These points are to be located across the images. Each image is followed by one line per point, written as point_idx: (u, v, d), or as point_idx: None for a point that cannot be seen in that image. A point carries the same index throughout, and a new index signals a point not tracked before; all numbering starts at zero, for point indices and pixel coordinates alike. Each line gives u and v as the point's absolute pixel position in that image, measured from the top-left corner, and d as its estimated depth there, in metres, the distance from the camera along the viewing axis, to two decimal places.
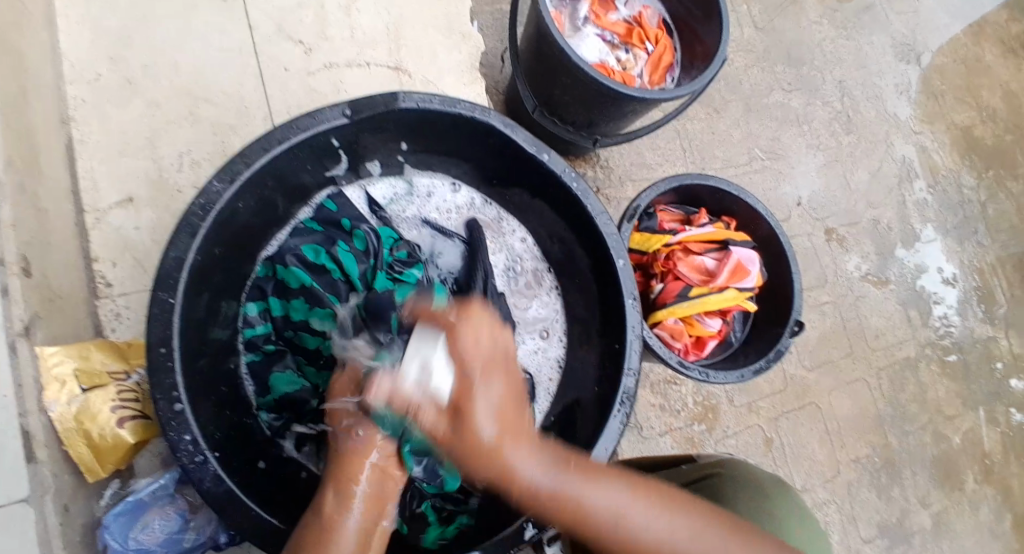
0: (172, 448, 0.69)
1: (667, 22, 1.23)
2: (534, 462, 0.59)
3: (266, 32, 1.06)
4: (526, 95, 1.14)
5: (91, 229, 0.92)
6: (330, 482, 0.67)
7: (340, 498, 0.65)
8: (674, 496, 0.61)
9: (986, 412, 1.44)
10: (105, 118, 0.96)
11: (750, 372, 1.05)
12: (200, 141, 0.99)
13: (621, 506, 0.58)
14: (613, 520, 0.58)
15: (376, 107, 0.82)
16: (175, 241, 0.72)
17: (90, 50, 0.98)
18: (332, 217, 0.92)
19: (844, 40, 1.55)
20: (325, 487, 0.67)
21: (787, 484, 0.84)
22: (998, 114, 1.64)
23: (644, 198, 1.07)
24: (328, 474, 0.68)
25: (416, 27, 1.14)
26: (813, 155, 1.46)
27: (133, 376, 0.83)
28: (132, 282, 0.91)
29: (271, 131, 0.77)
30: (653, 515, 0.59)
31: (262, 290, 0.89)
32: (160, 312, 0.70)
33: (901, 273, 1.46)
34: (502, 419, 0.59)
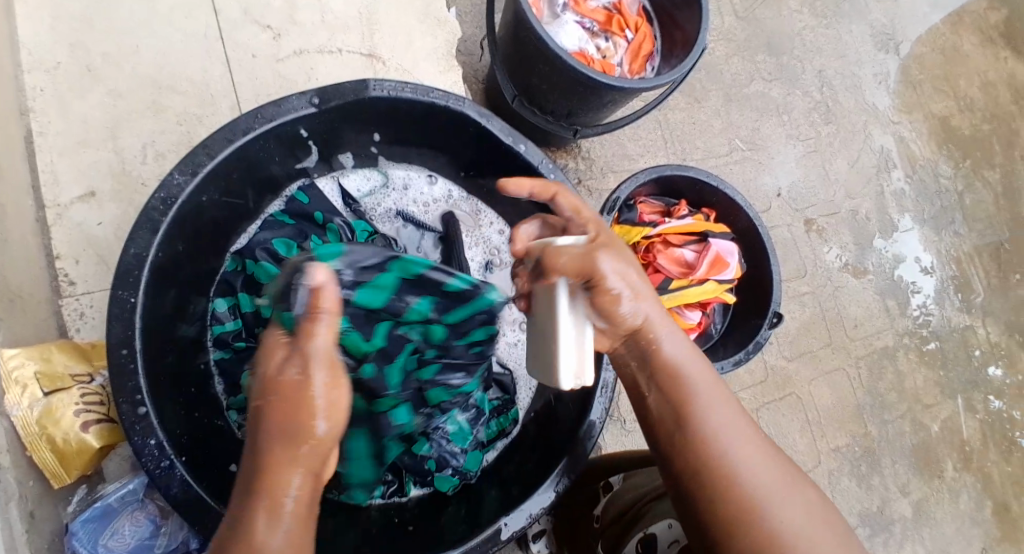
0: (136, 452, 0.67)
1: (646, 10, 1.21)
2: (669, 338, 0.68)
3: (233, 17, 1.03)
4: (505, 84, 1.12)
5: (53, 225, 0.89)
6: (256, 502, 0.53)
7: (272, 521, 0.53)
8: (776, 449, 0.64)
9: (963, 400, 1.46)
10: (66, 109, 0.93)
11: (729, 364, 1.05)
12: (166, 132, 0.96)
13: (722, 405, 0.64)
14: (713, 412, 0.64)
15: (345, 96, 0.80)
16: (135, 237, 0.70)
17: (48, 38, 0.94)
18: (304, 209, 0.90)
19: (823, 29, 1.54)
20: (247, 502, 0.53)
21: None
22: (975, 104, 1.65)
23: (625, 190, 1.06)
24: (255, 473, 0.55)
25: (390, 14, 1.12)
26: (793, 146, 1.46)
27: (96, 379, 0.79)
28: (95, 280, 0.89)
29: (235, 120, 0.74)
30: (746, 434, 0.63)
31: (231, 285, 0.87)
32: (121, 312, 0.68)
33: (880, 263, 1.47)
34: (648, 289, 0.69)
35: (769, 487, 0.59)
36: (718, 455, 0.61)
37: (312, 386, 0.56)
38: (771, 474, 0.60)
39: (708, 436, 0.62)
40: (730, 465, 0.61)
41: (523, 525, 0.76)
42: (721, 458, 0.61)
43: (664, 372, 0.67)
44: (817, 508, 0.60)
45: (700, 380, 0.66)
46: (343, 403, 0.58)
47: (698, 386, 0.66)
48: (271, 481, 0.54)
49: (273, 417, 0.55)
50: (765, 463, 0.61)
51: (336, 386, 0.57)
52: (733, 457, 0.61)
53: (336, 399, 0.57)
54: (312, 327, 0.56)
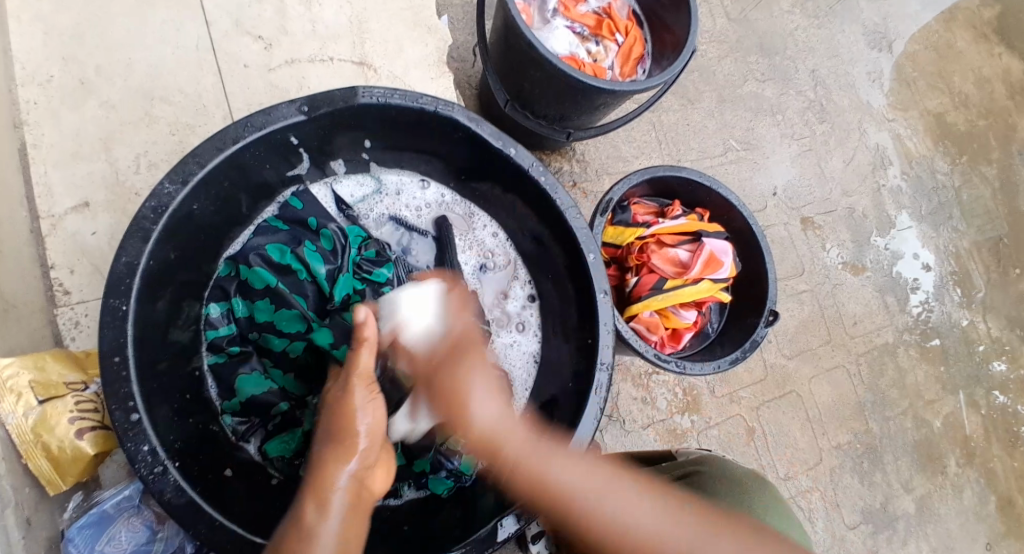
0: (130, 459, 0.67)
1: (637, 14, 1.22)
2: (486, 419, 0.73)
3: (224, 28, 1.04)
4: (497, 89, 1.13)
5: (47, 236, 0.89)
6: (307, 496, 0.60)
7: (320, 508, 0.59)
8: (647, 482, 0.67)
9: (966, 396, 1.45)
10: (59, 121, 0.94)
11: (726, 363, 1.04)
12: (158, 142, 0.96)
13: (581, 475, 0.68)
14: (589, 488, 0.67)
15: (334, 103, 0.80)
16: (126, 245, 0.70)
17: (41, 52, 0.95)
18: (298, 215, 0.90)
19: (815, 29, 1.55)
20: (303, 499, 0.61)
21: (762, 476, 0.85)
22: (970, 100, 1.65)
23: (617, 191, 1.06)
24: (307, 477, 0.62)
25: (381, 21, 1.13)
26: (787, 145, 1.46)
27: (91, 387, 0.79)
28: (90, 289, 0.89)
29: (225, 129, 0.75)
30: (620, 491, 0.66)
31: (224, 290, 0.87)
32: (113, 320, 0.69)
33: (878, 260, 1.46)
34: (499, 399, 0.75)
35: (660, 524, 0.63)
36: (615, 525, 0.64)
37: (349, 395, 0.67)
38: (648, 512, 0.64)
39: (597, 512, 0.65)
40: (623, 526, 0.64)
41: (519, 527, 0.76)
42: (615, 529, 0.64)
43: (520, 473, 0.70)
44: (713, 521, 0.63)
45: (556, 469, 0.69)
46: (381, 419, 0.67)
47: (558, 474, 0.68)
48: (321, 478, 0.61)
49: (327, 431, 0.65)
50: (650, 507, 0.65)
51: (373, 400, 0.67)
52: (629, 523, 0.64)
53: (378, 414, 0.66)
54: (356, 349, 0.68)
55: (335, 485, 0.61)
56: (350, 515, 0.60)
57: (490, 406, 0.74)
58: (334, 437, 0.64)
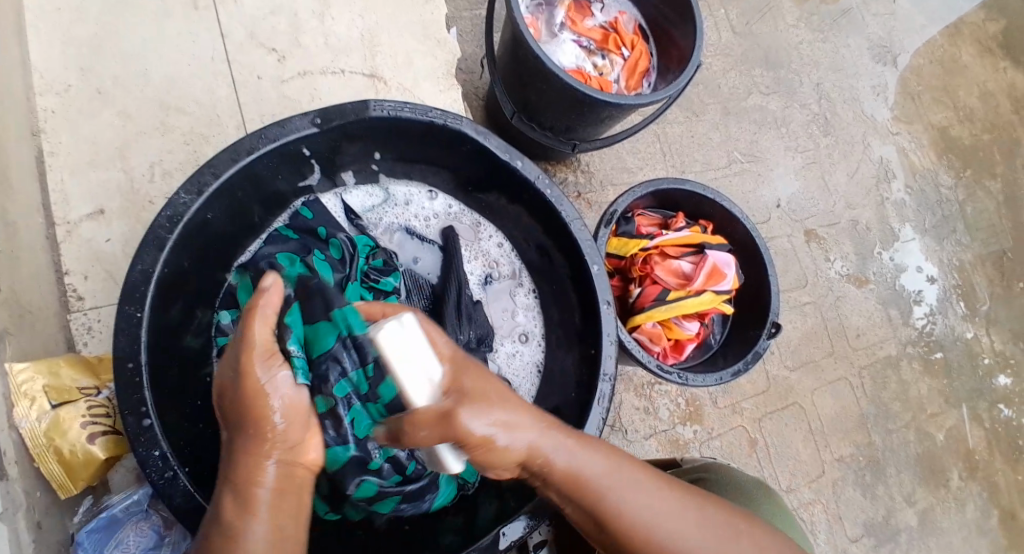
0: (141, 463, 0.68)
1: (643, 28, 1.23)
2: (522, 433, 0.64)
3: (239, 40, 1.06)
4: (505, 101, 1.15)
5: (63, 242, 0.91)
6: (230, 489, 0.60)
7: (243, 504, 0.59)
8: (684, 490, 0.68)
9: (969, 409, 1.45)
10: (76, 130, 0.96)
11: (729, 374, 1.05)
12: (173, 152, 0.98)
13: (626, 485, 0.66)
14: (600, 472, 0.66)
15: (347, 116, 0.82)
16: (142, 254, 0.72)
17: (60, 63, 0.97)
18: (309, 225, 0.91)
19: (820, 43, 1.56)
20: (224, 493, 0.60)
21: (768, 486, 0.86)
22: (975, 114, 1.66)
23: (622, 203, 1.07)
24: (225, 470, 0.61)
25: (392, 35, 1.15)
26: (792, 158, 1.47)
27: (103, 392, 0.81)
28: (104, 295, 0.91)
29: (240, 140, 0.76)
30: (627, 477, 0.66)
31: (235, 298, 0.87)
32: (127, 326, 0.70)
33: (881, 272, 1.47)
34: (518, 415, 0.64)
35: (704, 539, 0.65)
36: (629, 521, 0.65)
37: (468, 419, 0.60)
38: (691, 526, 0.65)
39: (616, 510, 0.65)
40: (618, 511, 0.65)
41: (522, 534, 0.77)
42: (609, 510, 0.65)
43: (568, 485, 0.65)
44: (717, 513, 0.67)
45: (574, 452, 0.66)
46: (301, 398, 0.64)
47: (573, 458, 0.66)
48: (244, 473, 0.60)
49: (236, 417, 0.62)
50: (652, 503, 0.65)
51: (283, 378, 0.63)
52: (622, 510, 0.65)
53: (292, 395, 0.63)
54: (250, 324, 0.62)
55: (258, 479, 0.60)
56: (276, 506, 0.60)
57: (511, 430, 0.63)
58: (247, 424, 0.61)
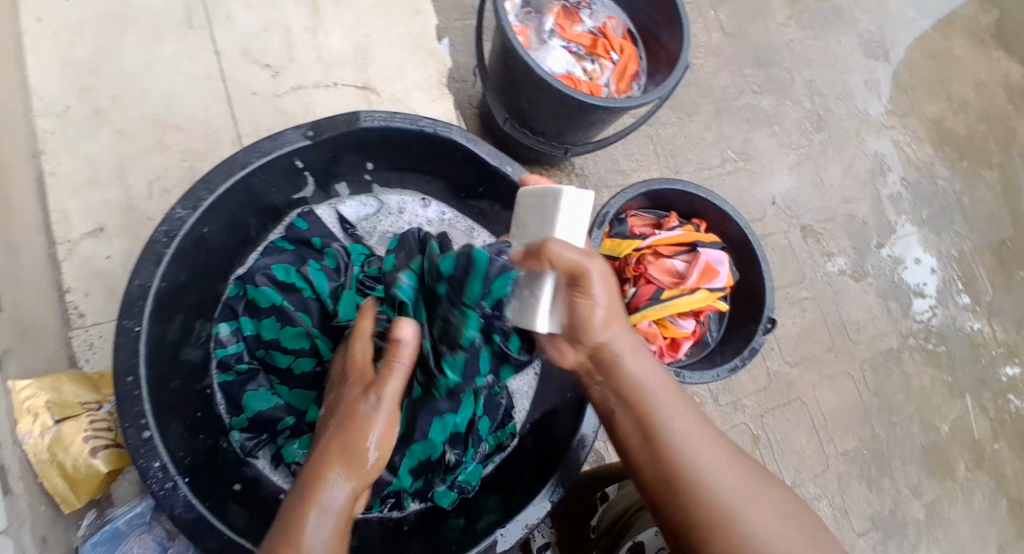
0: (142, 475, 0.69)
1: (631, 32, 1.25)
2: (612, 333, 0.71)
3: (233, 58, 1.08)
4: (497, 108, 1.16)
5: (64, 260, 0.93)
6: (301, 501, 0.60)
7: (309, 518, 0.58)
8: (740, 454, 0.67)
9: (974, 400, 1.45)
10: (74, 151, 0.98)
11: (725, 371, 1.06)
12: (170, 168, 1.00)
13: (678, 413, 0.68)
14: (669, 403, 0.69)
15: (338, 128, 0.83)
16: (139, 269, 0.73)
17: (57, 86, 0.99)
18: (303, 236, 0.93)
19: (811, 40, 1.57)
20: (295, 504, 0.60)
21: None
22: (969, 105, 1.67)
23: (614, 205, 1.08)
24: (299, 484, 0.61)
25: (383, 47, 1.16)
26: (786, 155, 1.48)
27: (104, 406, 0.83)
28: (105, 311, 0.92)
29: (233, 155, 0.78)
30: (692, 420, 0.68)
31: (233, 309, 0.89)
32: (126, 340, 0.71)
33: (880, 266, 1.47)
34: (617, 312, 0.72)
35: (733, 490, 0.63)
36: (663, 435, 0.67)
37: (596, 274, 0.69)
38: (729, 479, 0.64)
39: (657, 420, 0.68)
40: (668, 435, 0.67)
41: (520, 535, 0.78)
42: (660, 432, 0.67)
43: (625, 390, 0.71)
44: (761, 485, 0.65)
45: (650, 377, 0.71)
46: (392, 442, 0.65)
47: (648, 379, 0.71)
48: (315, 486, 0.60)
49: (334, 437, 0.63)
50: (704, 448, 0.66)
51: (391, 419, 0.65)
52: (672, 437, 0.67)
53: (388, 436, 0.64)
54: (393, 359, 0.67)
55: (325, 499, 0.60)
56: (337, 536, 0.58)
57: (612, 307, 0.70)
58: (342, 444, 0.63)
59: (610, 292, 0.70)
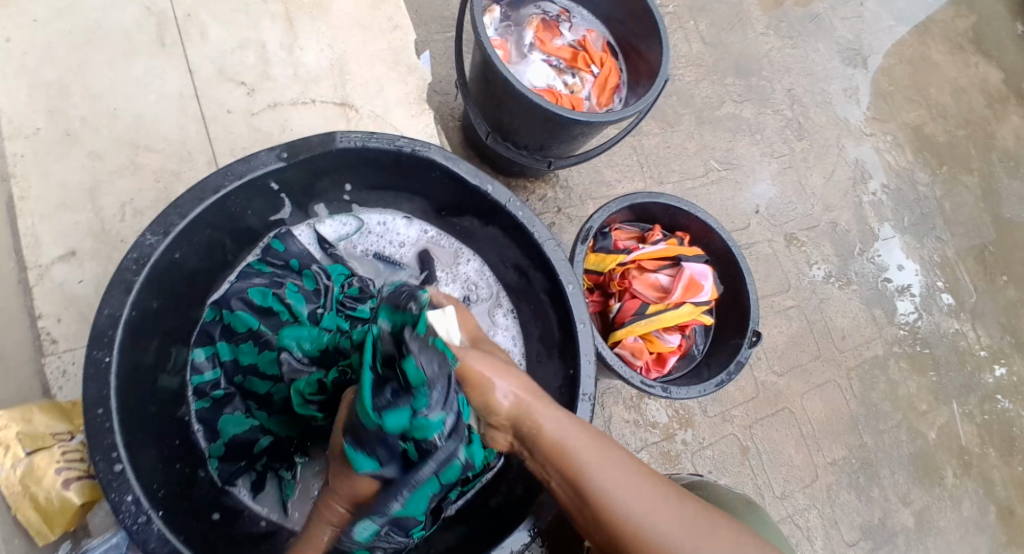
0: (114, 509, 0.68)
1: (611, 45, 1.24)
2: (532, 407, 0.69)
3: (208, 76, 1.06)
4: (478, 122, 1.16)
5: (34, 286, 0.91)
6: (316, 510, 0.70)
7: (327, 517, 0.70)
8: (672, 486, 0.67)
9: (960, 405, 1.46)
10: (45, 174, 0.95)
11: (712, 386, 1.04)
12: (144, 190, 0.98)
13: (598, 460, 0.66)
14: (598, 462, 0.66)
15: (313, 148, 0.82)
16: (108, 298, 0.71)
17: (26, 106, 0.97)
18: (281, 257, 0.92)
19: (790, 50, 1.58)
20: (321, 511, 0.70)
21: (753, 501, 0.91)
22: (948, 111, 1.68)
23: (597, 219, 1.06)
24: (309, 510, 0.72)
25: (361, 62, 1.15)
26: (768, 163, 1.48)
27: (78, 436, 0.81)
28: (76, 338, 0.90)
29: (206, 179, 0.77)
30: (641, 482, 0.65)
31: (209, 335, 0.88)
32: (96, 371, 0.70)
33: (863, 273, 1.48)
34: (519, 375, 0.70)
35: (671, 518, 0.63)
36: (596, 491, 0.65)
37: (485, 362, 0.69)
38: (662, 504, 0.64)
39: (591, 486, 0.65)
40: (636, 519, 0.63)
41: None
42: (610, 508, 0.64)
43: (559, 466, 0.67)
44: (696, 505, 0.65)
45: (599, 458, 0.66)
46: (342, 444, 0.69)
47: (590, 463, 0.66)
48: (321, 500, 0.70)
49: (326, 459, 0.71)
50: (660, 502, 0.64)
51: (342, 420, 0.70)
52: (636, 521, 0.63)
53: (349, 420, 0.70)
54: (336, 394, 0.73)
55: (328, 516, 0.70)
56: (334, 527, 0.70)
57: (511, 387, 0.69)
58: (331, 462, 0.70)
59: (508, 370, 0.70)
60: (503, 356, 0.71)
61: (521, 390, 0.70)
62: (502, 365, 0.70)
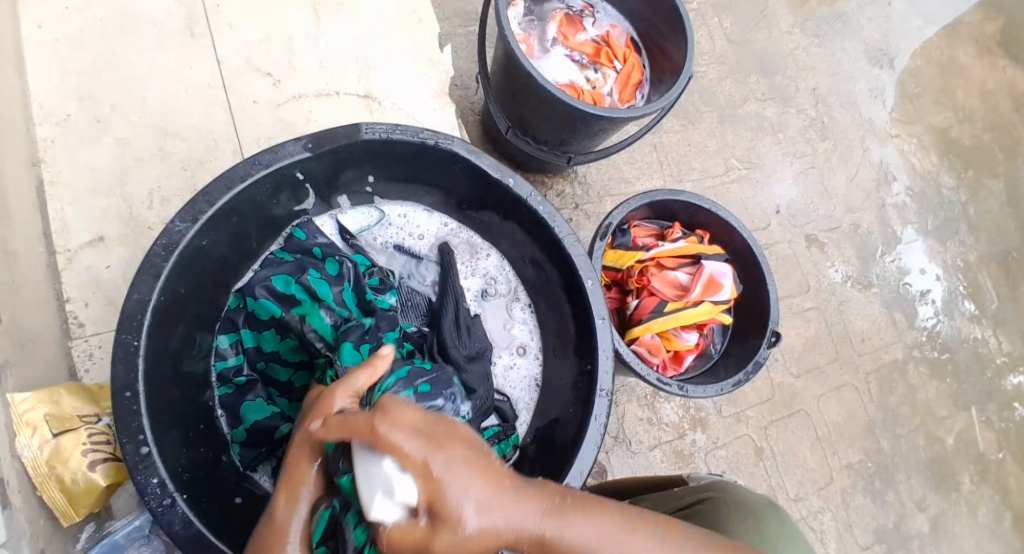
0: (140, 491, 0.69)
1: (634, 41, 1.24)
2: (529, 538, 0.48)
3: (234, 66, 1.07)
4: (498, 116, 1.16)
5: (64, 270, 0.92)
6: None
7: None
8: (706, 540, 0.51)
9: (979, 412, 1.44)
10: (76, 160, 0.97)
11: (729, 386, 1.04)
12: (171, 178, 1.00)
13: None
14: None
15: (338, 140, 0.83)
16: (137, 283, 0.73)
17: (58, 93, 0.99)
18: (303, 246, 0.92)
19: (815, 48, 1.56)
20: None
21: (779, 507, 0.83)
22: (975, 113, 1.66)
23: (617, 216, 1.07)
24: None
25: (384, 55, 1.16)
26: (790, 162, 1.47)
27: (103, 419, 0.83)
28: (103, 321, 0.92)
29: (233, 168, 0.78)
30: None
31: (233, 322, 0.89)
32: (124, 355, 0.71)
33: (884, 276, 1.46)
34: (487, 493, 0.47)
35: None
36: None
37: (445, 517, 0.46)
38: None
39: None
40: None
41: None
42: None
43: None
44: None
45: None
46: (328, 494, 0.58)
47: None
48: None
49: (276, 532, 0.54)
50: None
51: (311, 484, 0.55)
52: None
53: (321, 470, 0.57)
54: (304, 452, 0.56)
55: None
56: None
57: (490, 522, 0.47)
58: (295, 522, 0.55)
59: (474, 499, 0.47)
60: (456, 483, 0.47)
61: (504, 512, 0.47)
62: (472, 484, 0.47)
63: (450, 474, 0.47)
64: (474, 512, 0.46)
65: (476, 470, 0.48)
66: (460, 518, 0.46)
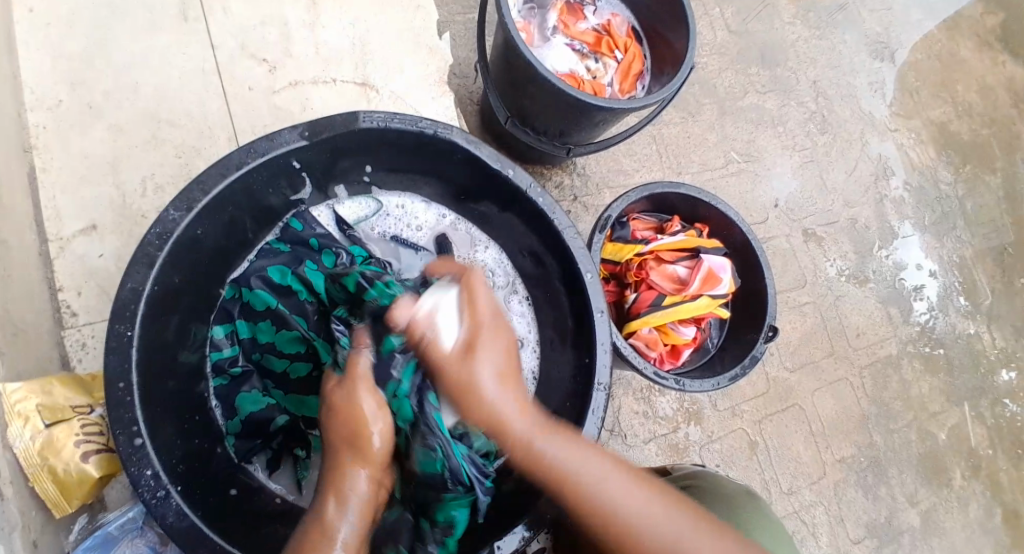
0: (133, 483, 0.68)
1: (635, 30, 1.23)
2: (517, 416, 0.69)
3: (230, 52, 1.06)
4: (498, 106, 1.14)
5: (56, 259, 0.91)
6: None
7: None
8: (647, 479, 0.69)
9: (972, 407, 1.45)
10: (68, 146, 0.96)
11: (725, 380, 1.04)
12: (164, 165, 0.98)
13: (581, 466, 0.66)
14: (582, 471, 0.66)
15: (335, 128, 0.81)
16: (131, 273, 0.72)
17: (50, 78, 0.97)
18: (299, 237, 0.92)
19: (816, 40, 1.55)
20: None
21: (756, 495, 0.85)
22: (974, 108, 1.65)
23: (616, 208, 1.06)
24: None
25: (382, 42, 1.14)
26: (789, 156, 1.46)
27: (96, 410, 0.82)
28: (96, 310, 0.91)
29: (229, 155, 0.76)
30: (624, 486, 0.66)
31: (229, 313, 0.89)
32: (117, 345, 0.70)
33: (880, 271, 1.46)
34: (502, 365, 0.72)
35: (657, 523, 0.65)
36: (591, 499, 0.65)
37: (471, 362, 0.71)
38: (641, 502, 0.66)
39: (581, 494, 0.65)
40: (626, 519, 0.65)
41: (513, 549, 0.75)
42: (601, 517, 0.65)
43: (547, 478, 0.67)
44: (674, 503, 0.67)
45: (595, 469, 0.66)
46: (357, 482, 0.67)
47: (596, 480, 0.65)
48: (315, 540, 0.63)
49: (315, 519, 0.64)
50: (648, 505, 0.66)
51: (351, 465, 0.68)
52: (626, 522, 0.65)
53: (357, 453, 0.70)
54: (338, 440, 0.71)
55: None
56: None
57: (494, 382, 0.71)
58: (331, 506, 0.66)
59: (493, 362, 0.71)
60: (486, 350, 0.72)
61: (507, 386, 0.71)
62: (493, 353, 0.73)
63: (483, 349, 0.71)
64: (488, 373, 0.71)
65: (502, 354, 0.73)
66: (477, 366, 0.71)
